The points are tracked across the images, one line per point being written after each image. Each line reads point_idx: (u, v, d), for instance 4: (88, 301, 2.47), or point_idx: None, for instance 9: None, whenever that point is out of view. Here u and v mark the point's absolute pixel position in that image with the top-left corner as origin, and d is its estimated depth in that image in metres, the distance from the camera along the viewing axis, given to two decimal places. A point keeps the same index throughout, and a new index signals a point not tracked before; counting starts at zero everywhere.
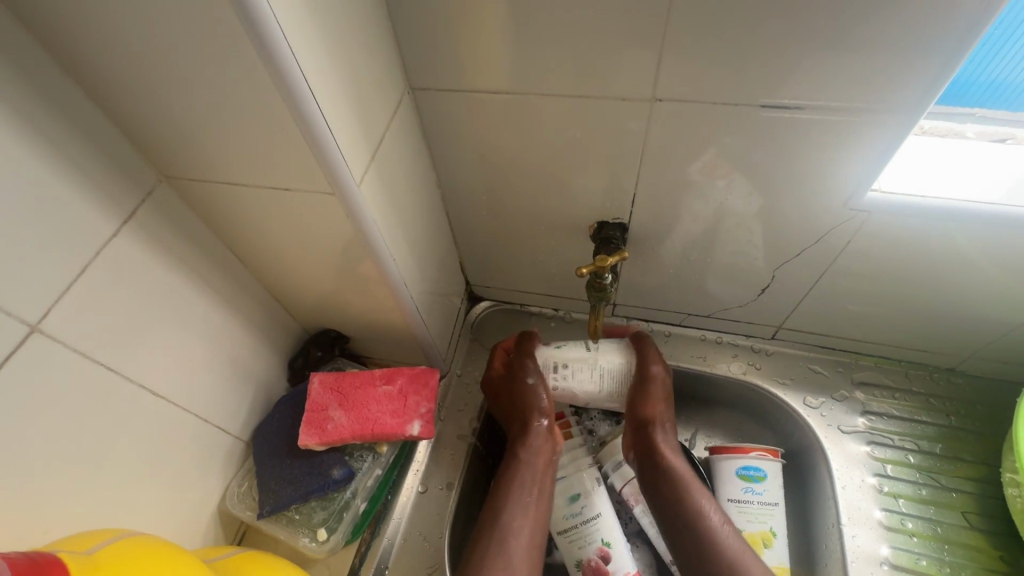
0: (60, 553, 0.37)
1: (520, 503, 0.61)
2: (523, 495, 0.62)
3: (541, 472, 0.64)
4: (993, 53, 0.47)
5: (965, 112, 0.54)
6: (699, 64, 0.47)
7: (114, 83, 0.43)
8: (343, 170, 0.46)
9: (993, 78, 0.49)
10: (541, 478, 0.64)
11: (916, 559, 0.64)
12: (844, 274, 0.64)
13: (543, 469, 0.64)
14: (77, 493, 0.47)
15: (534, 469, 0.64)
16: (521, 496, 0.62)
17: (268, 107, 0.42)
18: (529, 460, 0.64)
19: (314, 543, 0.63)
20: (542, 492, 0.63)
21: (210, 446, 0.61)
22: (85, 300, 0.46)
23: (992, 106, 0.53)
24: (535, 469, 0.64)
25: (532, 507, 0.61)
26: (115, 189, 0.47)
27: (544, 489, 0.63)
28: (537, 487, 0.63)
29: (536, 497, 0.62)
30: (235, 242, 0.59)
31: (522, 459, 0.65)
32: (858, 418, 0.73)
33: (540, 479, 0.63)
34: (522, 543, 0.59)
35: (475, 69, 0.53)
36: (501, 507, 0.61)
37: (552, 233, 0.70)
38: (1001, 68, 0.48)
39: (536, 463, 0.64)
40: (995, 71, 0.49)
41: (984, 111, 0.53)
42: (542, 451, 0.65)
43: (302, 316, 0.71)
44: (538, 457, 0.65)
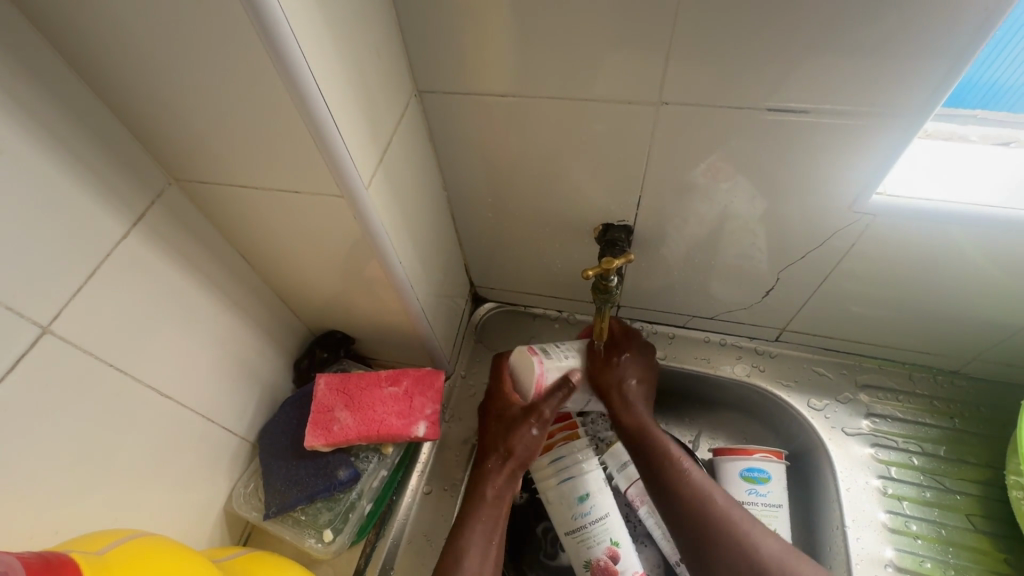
0: (72, 553, 0.37)
1: (474, 544, 0.59)
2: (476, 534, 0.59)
3: (496, 510, 0.61)
4: (993, 56, 0.47)
5: (966, 114, 0.54)
6: (706, 68, 0.48)
7: (126, 86, 0.43)
8: (352, 173, 0.47)
9: (991, 79, 0.49)
10: (497, 517, 0.61)
11: (920, 561, 0.64)
12: (849, 277, 0.64)
13: (498, 507, 0.62)
14: (86, 493, 0.48)
15: (490, 509, 0.61)
16: (479, 538, 0.59)
17: (278, 110, 0.42)
18: (485, 498, 0.62)
19: (320, 544, 0.63)
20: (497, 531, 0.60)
21: (217, 447, 0.61)
22: (96, 301, 0.46)
23: (992, 108, 0.53)
24: (493, 509, 0.61)
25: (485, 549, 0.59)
26: (125, 191, 0.47)
27: (496, 529, 0.60)
28: (493, 526, 0.60)
29: (491, 537, 0.60)
30: (242, 244, 0.59)
31: (478, 498, 0.62)
32: (862, 421, 0.73)
33: (494, 521, 0.61)
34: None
35: (483, 72, 0.53)
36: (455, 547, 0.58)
37: (557, 235, 0.70)
38: (1001, 69, 0.48)
39: (490, 502, 0.62)
40: (995, 73, 0.49)
41: (984, 113, 0.54)
42: (500, 488, 0.62)
43: (307, 317, 0.72)
44: (494, 494, 0.62)
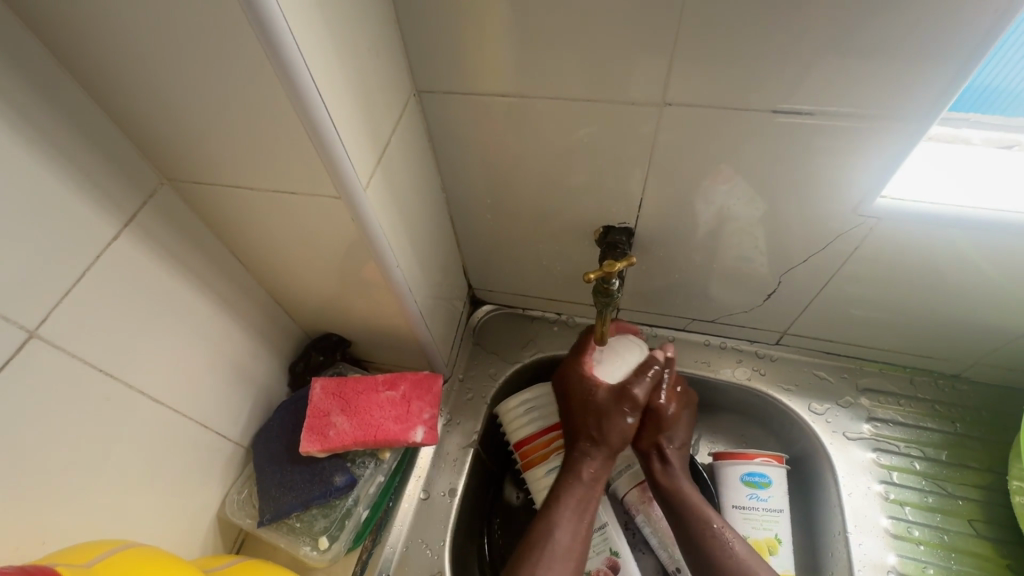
0: (58, 566, 0.36)
1: (566, 521, 0.61)
2: (569, 513, 0.62)
3: (589, 492, 0.64)
4: (992, 59, 0.47)
5: (960, 117, 0.54)
6: (711, 68, 0.47)
7: (117, 83, 0.42)
8: (350, 174, 0.46)
9: (983, 81, 0.49)
10: (587, 501, 0.63)
11: (923, 568, 0.63)
12: (851, 280, 0.63)
13: (591, 490, 0.64)
14: (74, 502, 0.46)
15: (583, 490, 0.64)
16: (572, 516, 0.62)
17: (273, 109, 0.41)
18: (580, 479, 0.64)
19: (315, 552, 0.62)
20: (589, 513, 0.63)
21: (209, 453, 0.60)
22: (85, 304, 0.45)
23: (987, 111, 0.52)
24: (585, 491, 0.64)
25: (576, 529, 0.61)
26: (116, 191, 0.46)
27: (588, 511, 0.63)
28: (585, 510, 0.63)
29: (581, 519, 0.62)
30: (236, 246, 0.58)
31: (573, 478, 0.64)
32: (863, 425, 0.72)
33: (586, 503, 0.63)
34: (563, 562, 0.59)
35: (483, 71, 0.52)
36: (549, 524, 0.61)
37: (557, 237, 0.69)
38: (998, 72, 0.48)
39: (586, 483, 0.64)
40: (991, 76, 0.48)
41: (977, 116, 0.53)
42: (595, 472, 0.65)
43: (302, 320, 0.70)
44: (588, 477, 0.65)
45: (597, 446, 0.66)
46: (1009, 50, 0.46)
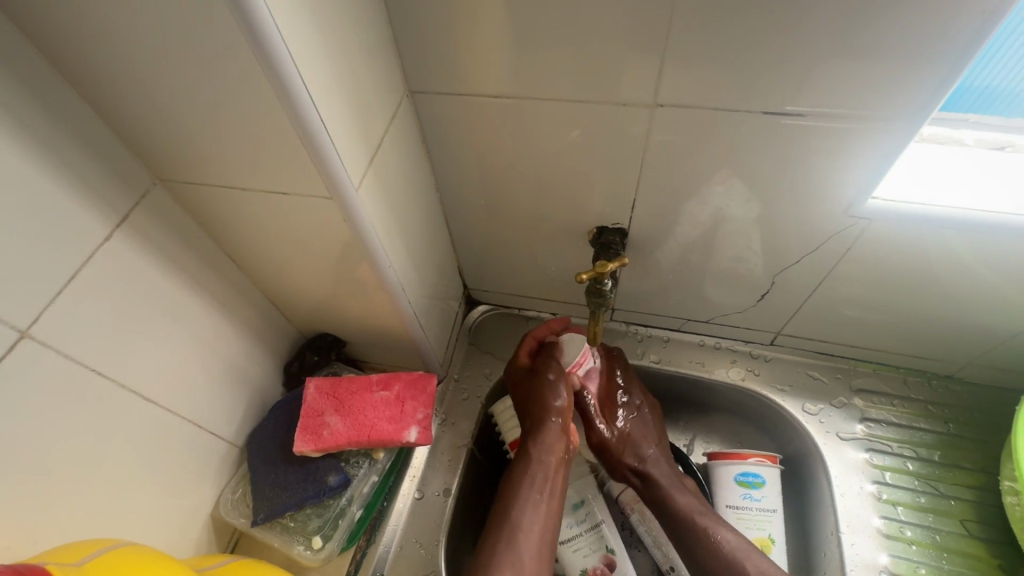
0: (49, 564, 0.36)
1: (531, 502, 0.59)
2: (534, 493, 0.59)
3: (552, 470, 0.61)
4: (987, 61, 0.47)
5: (959, 117, 0.54)
6: (701, 71, 0.47)
7: (109, 85, 0.42)
8: (342, 174, 0.46)
9: (982, 83, 0.49)
10: (552, 479, 0.61)
11: (915, 568, 0.64)
12: (844, 281, 0.64)
13: (554, 467, 0.61)
14: (67, 501, 0.46)
15: (546, 468, 0.61)
16: (533, 497, 0.59)
17: (264, 110, 0.41)
18: (541, 458, 0.61)
19: (309, 551, 0.62)
20: (554, 491, 0.60)
21: (203, 453, 0.60)
22: (78, 304, 0.45)
23: (985, 111, 0.52)
24: (547, 469, 0.61)
25: (541, 509, 0.59)
26: (108, 192, 0.46)
27: (554, 490, 0.60)
28: (549, 488, 0.60)
29: (547, 498, 0.60)
30: (230, 246, 0.58)
31: (533, 456, 0.61)
32: (856, 425, 0.73)
33: (550, 481, 0.61)
34: (532, 543, 0.57)
35: (476, 72, 0.52)
36: (513, 505, 0.59)
37: (551, 237, 0.69)
38: (994, 74, 0.48)
39: (548, 461, 0.61)
40: (988, 78, 0.49)
41: (976, 117, 0.53)
42: (555, 449, 0.62)
43: (297, 320, 0.71)
44: (550, 455, 0.62)
45: (556, 424, 0.63)
46: (1007, 51, 0.46)
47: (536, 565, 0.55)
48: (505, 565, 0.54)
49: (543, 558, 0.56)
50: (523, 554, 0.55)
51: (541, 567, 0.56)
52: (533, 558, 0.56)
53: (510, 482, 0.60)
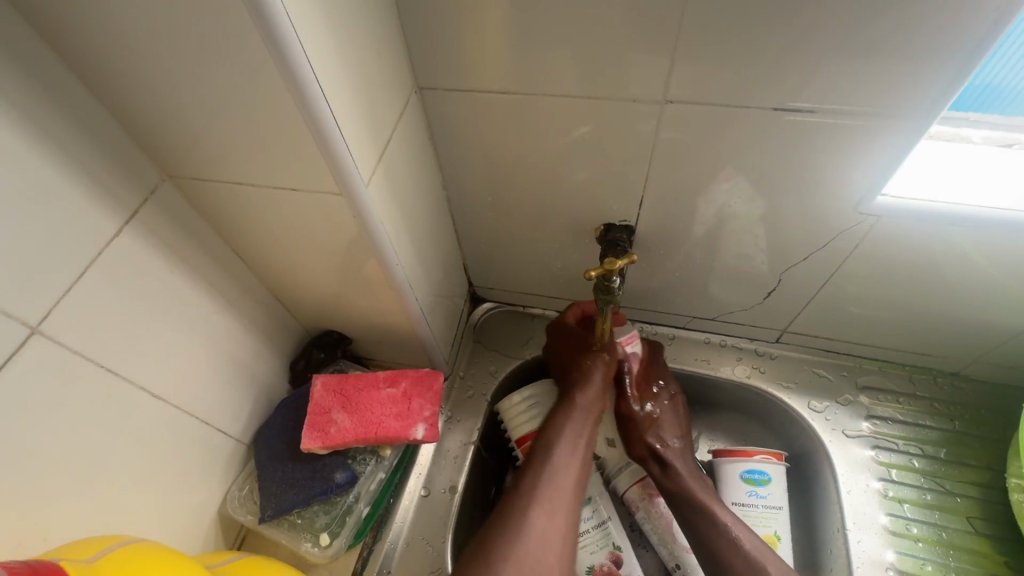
0: (61, 561, 0.36)
1: (570, 442, 0.62)
2: (573, 435, 0.63)
3: (591, 417, 0.65)
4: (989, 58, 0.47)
5: (960, 116, 0.54)
6: (711, 67, 0.47)
7: (118, 80, 0.42)
8: (352, 171, 0.46)
9: (984, 80, 0.49)
10: (590, 425, 0.64)
11: (921, 564, 0.64)
12: (851, 278, 0.63)
13: (593, 415, 0.65)
14: (76, 497, 0.46)
15: (586, 414, 0.64)
16: (572, 440, 0.62)
17: (275, 107, 0.41)
18: (581, 404, 0.65)
19: (317, 548, 0.62)
20: (590, 436, 0.64)
21: (210, 449, 0.60)
22: (86, 300, 0.45)
23: (986, 110, 0.52)
24: (587, 414, 0.64)
25: (579, 449, 0.62)
26: (117, 188, 0.46)
27: (591, 436, 0.64)
28: (586, 433, 0.63)
29: (583, 441, 0.63)
30: (237, 243, 0.58)
31: (574, 402, 0.65)
32: (862, 423, 0.73)
33: (589, 427, 0.64)
34: (568, 479, 0.59)
35: (485, 69, 0.52)
36: (552, 444, 0.61)
37: (557, 235, 0.69)
38: (995, 71, 0.48)
39: (588, 408, 0.65)
40: (988, 75, 0.49)
41: (977, 116, 0.53)
42: (596, 398, 0.66)
43: (303, 317, 0.70)
44: (591, 402, 0.65)
45: (601, 377, 0.67)
46: (1010, 48, 0.46)
47: (569, 499, 0.58)
48: (544, 496, 0.57)
49: (575, 494, 0.59)
50: (560, 487, 0.58)
51: (572, 502, 0.58)
52: (567, 491, 0.58)
53: (553, 422, 0.64)
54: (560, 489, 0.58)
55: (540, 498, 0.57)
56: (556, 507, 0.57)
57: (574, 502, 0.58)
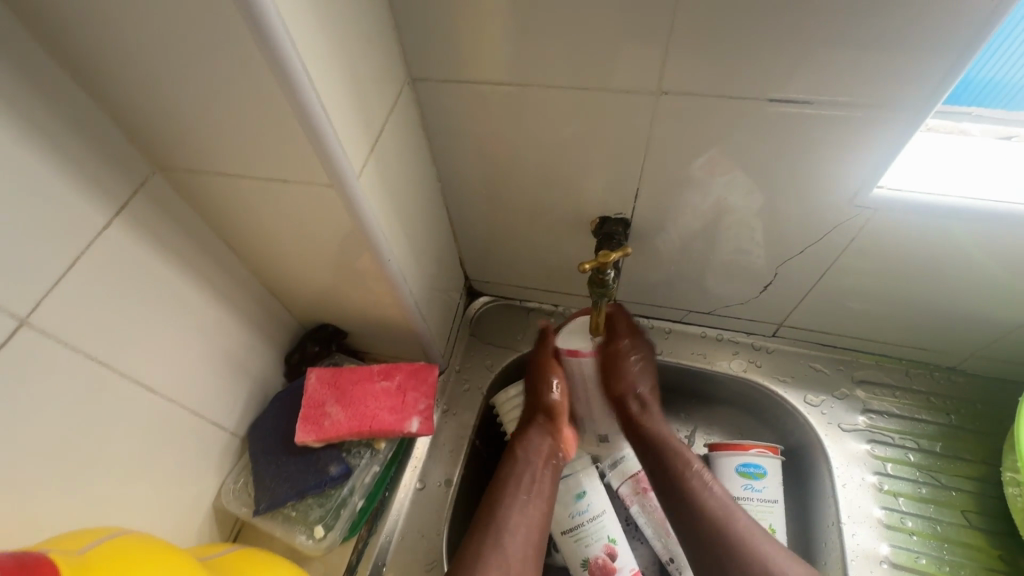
0: (50, 553, 0.36)
1: (518, 501, 0.63)
2: (520, 493, 0.64)
3: (539, 472, 0.66)
4: (992, 53, 0.46)
5: (962, 111, 0.53)
6: (706, 58, 0.46)
7: (105, 70, 0.41)
8: (343, 163, 0.46)
9: (982, 75, 0.49)
10: (539, 480, 0.65)
11: (915, 558, 0.64)
12: (847, 272, 0.63)
13: (541, 469, 0.66)
14: (68, 491, 0.46)
15: (533, 469, 0.66)
16: (519, 495, 0.64)
17: (264, 98, 0.40)
18: (528, 459, 0.66)
19: (311, 540, 0.62)
20: (542, 493, 0.65)
21: (204, 443, 0.60)
22: (76, 292, 0.45)
23: (990, 105, 0.52)
24: (535, 469, 0.66)
25: (530, 508, 0.63)
26: (107, 180, 0.46)
27: (541, 490, 0.65)
28: (537, 489, 0.65)
29: (534, 498, 0.64)
30: (230, 236, 0.57)
31: (521, 458, 0.67)
32: (858, 417, 0.73)
33: (539, 481, 0.65)
34: (519, 540, 0.61)
35: (478, 60, 0.52)
36: (501, 505, 0.63)
37: (553, 228, 0.69)
38: (999, 66, 0.47)
39: (535, 464, 0.66)
40: (992, 70, 0.48)
41: (979, 110, 0.53)
42: (542, 452, 0.67)
43: (298, 311, 0.70)
44: (537, 457, 0.67)
45: (542, 425, 0.69)
46: (1007, 45, 0.45)
47: (521, 560, 0.60)
48: (492, 560, 0.59)
49: (530, 555, 0.61)
50: (509, 549, 0.60)
51: (525, 563, 0.60)
52: (518, 555, 0.60)
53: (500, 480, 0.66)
54: (510, 553, 0.60)
55: (490, 562, 0.59)
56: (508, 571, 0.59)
57: (528, 563, 0.60)
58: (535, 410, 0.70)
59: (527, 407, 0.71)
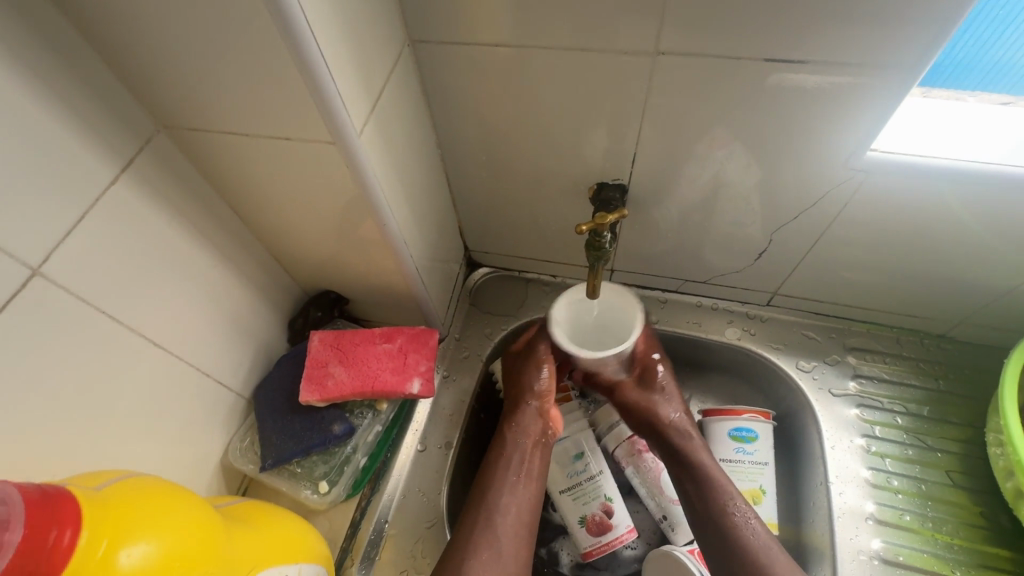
0: (70, 487, 0.37)
1: (508, 484, 0.63)
2: (510, 475, 0.64)
3: (528, 453, 0.66)
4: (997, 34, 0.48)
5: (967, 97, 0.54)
6: (704, 17, 0.46)
7: (106, 22, 0.41)
8: (345, 120, 0.46)
9: (988, 57, 0.50)
10: (528, 461, 0.65)
11: (901, 515, 0.66)
12: (840, 239, 0.64)
13: (530, 450, 0.66)
14: (79, 440, 0.48)
15: (522, 451, 0.66)
16: (508, 478, 0.64)
17: (266, 51, 0.41)
18: (517, 441, 0.66)
19: (316, 495, 0.64)
20: (531, 474, 0.65)
21: (210, 401, 0.62)
22: (85, 245, 0.46)
23: (992, 89, 0.53)
24: (523, 451, 0.66)
25: (520, 490, 0.63)
26: (113, 136, 0.47)
27: (531, 472, 0.65)
28: (525, 470, 0.65)
29: (524, 480, 0.64)
30: (232, 199, 0.58)
31: (510, 440, 0.66)
32: (849, 382, 0.74)
33: (528, 462, 0.65)
34: (510, 525, 0.61)
35: (477, 21, 0.52)
36: (492, 489, 0.63)
37: (552, 196, 0.70)
38: (1006, 50, 0.49)
39: (523, 444, 0.66)
40: (1000, 53, 0.49)
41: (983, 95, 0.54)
42: (531, 432, 0.67)
43: (300, 277, 0.72)
44: (525, 438, 0.67)
45: (532, 408, 0.68)
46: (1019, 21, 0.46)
47: (512, 543, 0.60)
48: (482, 546, 0.59)
49: (521, 536, 0.61)
50: (501, 532, 0.60)
51: (516, 543, 0.60)
52: (510, 540, 0.60)
53: (488, 464, 0.65)
54: (501, 537, 0.60)
55: (480, 549, 0.58)
56: (499, 556, 0.59)
57: (519, 543, 0.60)
58: (523, 394, 0.69)
59: (515, 392, 0.70)
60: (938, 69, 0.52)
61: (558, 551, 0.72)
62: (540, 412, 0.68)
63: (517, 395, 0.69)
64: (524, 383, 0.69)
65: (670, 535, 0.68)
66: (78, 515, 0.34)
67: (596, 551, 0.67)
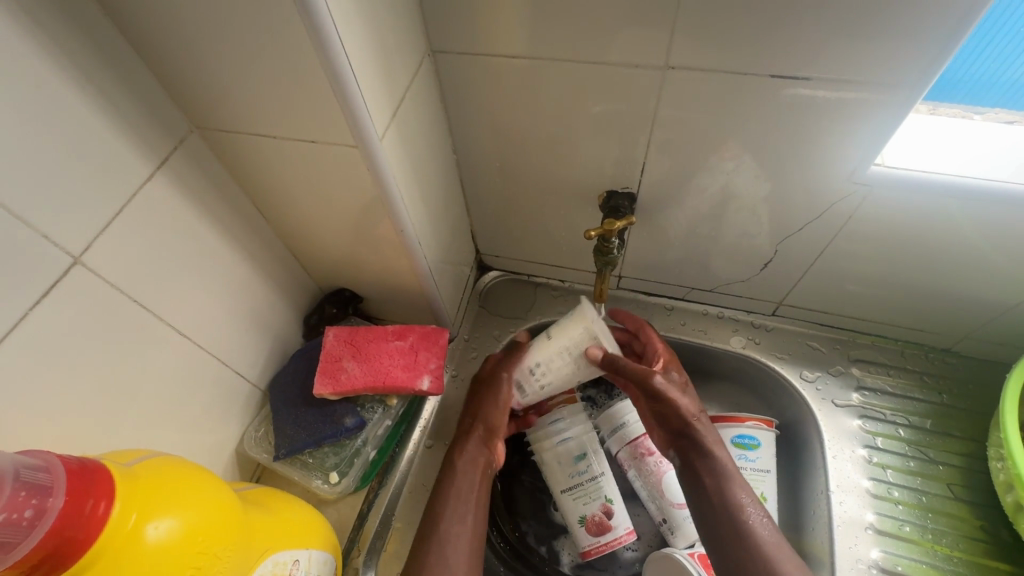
0: (104, 462, 0.40)
1: (458, 512, 0.63)
2: (458, 504, 0.63)
3: (476, 482, 0.65)
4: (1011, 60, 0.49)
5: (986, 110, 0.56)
6: (712, 34, 0.48)
7: (149, 28, 0.44)
8: (368, 126, 0.48)
9: (1006, 76, 0.51)
10: (477, 489, 0.65)
11: (900, 525, 0.66)
12: (844, 251, 0.65)
13: (478, 478, 0.66)
14: (107, 421, 0.50)
15: (470, 480, 0.65)
16: (458, 505, 0.63)
17: (297, 58, 0.43)
18: (465, 470, 0.66)
19: (326, 485, 0.66)
20: (478, 501, 0.64)
21: (229, 391, 0.64)
22: (121, 236, 0.48)
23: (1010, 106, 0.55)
24: (471, 480, 0.65)
25: (469, 519, 0.63)
26: (150, 135, 0.49)
27: (478, 500, 0.64)
28: (475, 498, 0.64)
29: (473, 508, 0.64)
30: (257, 197, 0.61)
31: (458, 469, 0.66)
32: (852, 393, 0.75)
33: (477, 490, 0.65)
34: (462, 553, 0.60)
35: (496, 33, 0.54)
36: (443, 518, 0.62)
37: (562, 203, 0.72)
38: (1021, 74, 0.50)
39: (471, 472, 0.66)
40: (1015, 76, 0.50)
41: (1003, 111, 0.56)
42: (478, 460, 0.67)
43: (317, 274, 0.74)
44: (473, 466, 0.66)
45: (480, 435, 0.68)
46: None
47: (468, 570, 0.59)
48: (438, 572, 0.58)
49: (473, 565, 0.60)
50: (452, 560, 0.59)
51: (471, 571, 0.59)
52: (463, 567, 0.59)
53: (437, 494, 0.64)
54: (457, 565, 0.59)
55: None
56: None
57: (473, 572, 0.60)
58: (473, 422, 0.69)
59: (465, 419, 0.70)
60: (957, 85, 0.53)
61: (558, 550, 0.74)
62: (485, 438, 0.68)
63: (468, 423, 0.69)
64: (477, 410, 0.69)
65: (670, 538, 0.70)
66: (110, 488, 0.37)
67: (595, 551, 0.68)
